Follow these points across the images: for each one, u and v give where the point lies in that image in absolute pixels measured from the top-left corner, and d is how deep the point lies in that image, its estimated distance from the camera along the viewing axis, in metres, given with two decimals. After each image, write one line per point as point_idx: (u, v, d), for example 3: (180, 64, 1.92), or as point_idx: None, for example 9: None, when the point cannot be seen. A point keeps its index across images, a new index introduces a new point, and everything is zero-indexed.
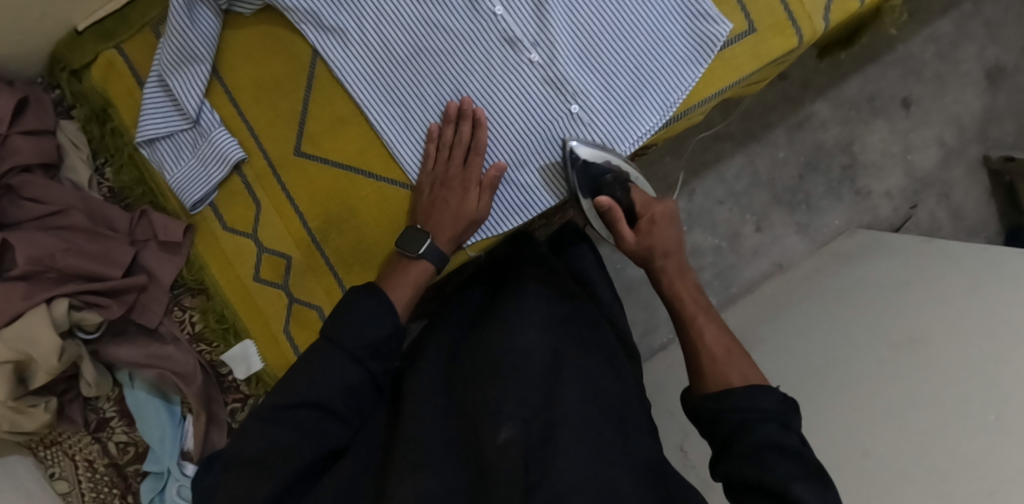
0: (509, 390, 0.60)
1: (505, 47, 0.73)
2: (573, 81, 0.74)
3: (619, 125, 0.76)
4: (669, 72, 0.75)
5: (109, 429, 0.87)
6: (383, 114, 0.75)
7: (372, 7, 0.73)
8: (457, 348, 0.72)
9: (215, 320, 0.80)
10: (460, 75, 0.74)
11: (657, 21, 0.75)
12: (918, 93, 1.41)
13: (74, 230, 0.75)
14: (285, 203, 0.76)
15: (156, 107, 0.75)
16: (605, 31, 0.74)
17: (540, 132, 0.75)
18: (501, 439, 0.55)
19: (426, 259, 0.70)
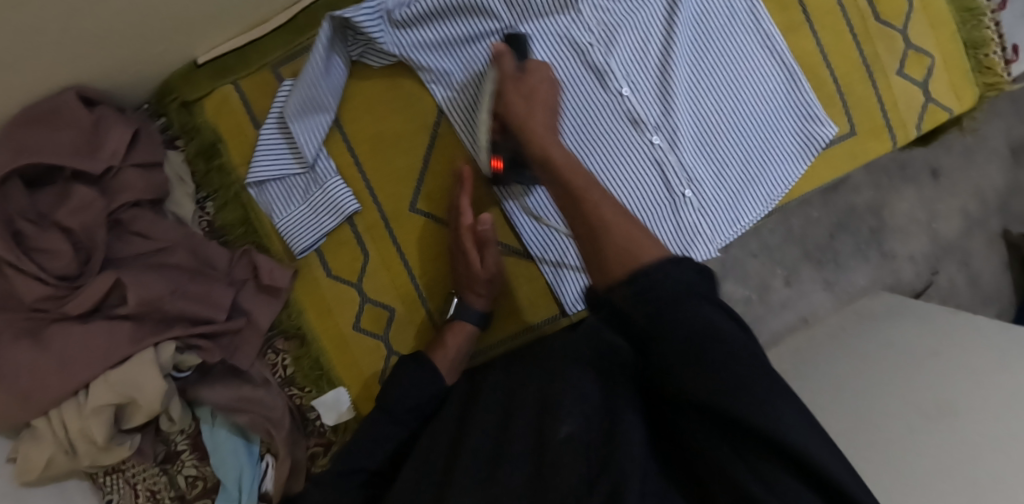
0: (553, 387, 0.57)
1: (626, 128, 0.76)
2: (688, 166, 0.77)
3: (727, 213, 0.78)
4: (775, 167, 0.79)
5: (179, 462, 0.82)
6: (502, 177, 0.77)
7: None
8: (508, 367, 0.70)
9: (309, 367, 0.80)
10: (582, 149, 0.76)
11: (771, 121, 0.79)
12: (947, 165, 1.52)
13: (178, 268, 0.74)
14: (393, 256, 0.78)
15: (271, 150, 0.76)
16: (722, 121, 0.78)
17: (648, 212, 0.77)
18: (563, 434, 0.51)
19: (461, 319, 0.75)
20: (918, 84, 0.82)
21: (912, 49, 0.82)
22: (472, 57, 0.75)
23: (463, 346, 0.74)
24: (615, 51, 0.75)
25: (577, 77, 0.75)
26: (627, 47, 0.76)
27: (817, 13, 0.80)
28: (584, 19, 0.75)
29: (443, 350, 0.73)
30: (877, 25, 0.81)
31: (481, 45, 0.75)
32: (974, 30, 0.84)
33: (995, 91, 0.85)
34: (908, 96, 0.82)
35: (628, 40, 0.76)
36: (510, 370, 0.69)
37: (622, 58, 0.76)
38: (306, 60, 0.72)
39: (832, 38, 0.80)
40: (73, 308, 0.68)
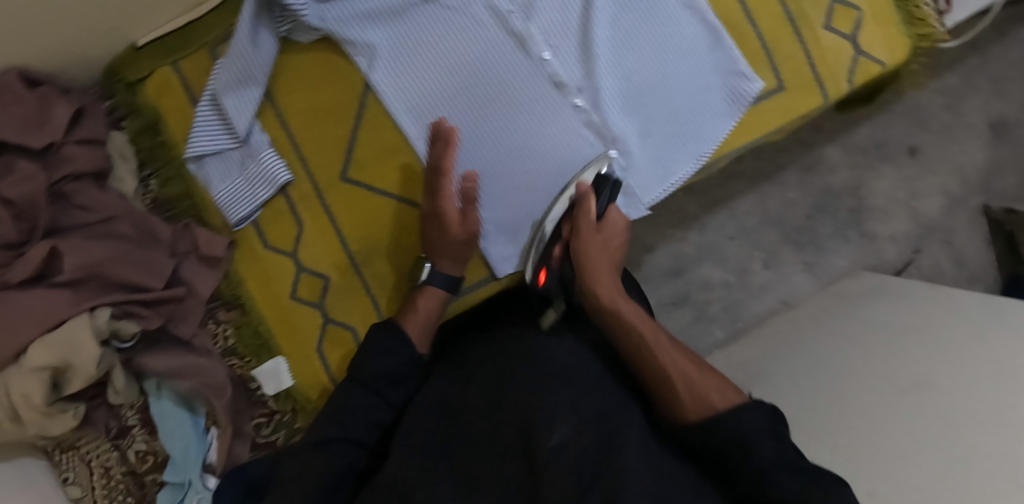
0: (547, 396, 0.61)
1: (550, 89, 0.77)
2: (613, 126, 0.77)
3: (653, 171, 0.79)
4: (704, 124, 0.79)
5: (130, 437, 0.84)
6: (430, 146, 0.78)
7: (427, 46, 0.77)
8: (485, 356, 0.72)
9: (250, 336, 0.81)
10: (506, 114, 0.77)
11: (698, 76, 0.78)
12: (924, 142, 1.48)
13: (121, 239, 0.76)
14: (327, 225, 0.80)
15: (206, 126, 0.79)
16: (648, 80, 0.77)
17: (575, 174, 0.78)
18: (554, 442, 0.56)
19: (432, 285, 0.75)
20: (848, 38, 0.82)
21: (839, 2, 0.82)
22: (397, 26, 0.77)
23: (434, 310, 0.75)
24: (535, 13, 0.77)
25: (498, 40, 0.77)
26: (548, 10, 0.77)
27: None
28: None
29: (414, 315, 0.74)
30: None
31: (405, 12, 0.77)
32: None
33: (927, 42, 0.85)
34: (838, 49, 0.82)
35: (550, 3, 0.77)
36: (488, 358, 0.71)
37: (543, 20, 0.77)
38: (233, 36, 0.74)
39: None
40: (13, 275, 0.70)
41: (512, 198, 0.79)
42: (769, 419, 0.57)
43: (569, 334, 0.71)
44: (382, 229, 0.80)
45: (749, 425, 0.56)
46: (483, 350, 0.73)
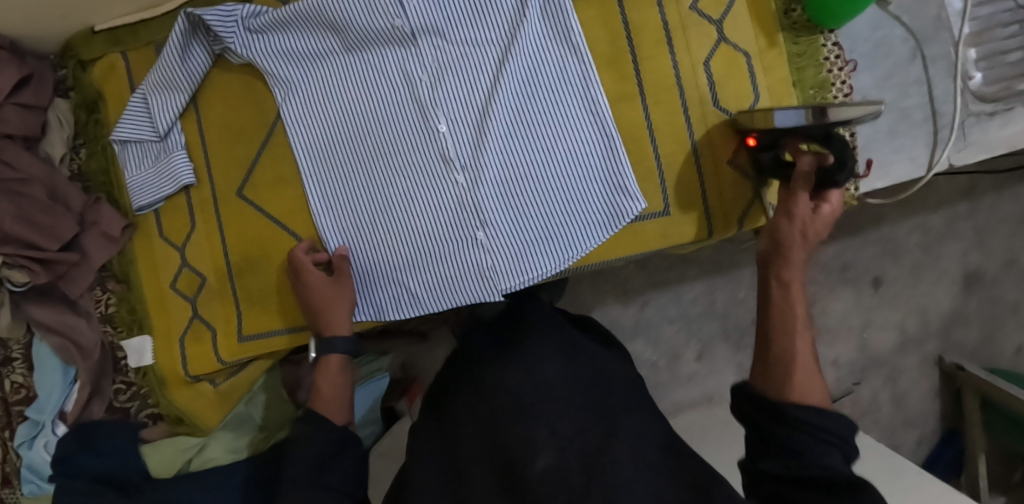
0: (528, 421, 0.65)
1: (435, 162, 0.82)
2: (485, 210, 0.82)
3: (516, 260, 0.83)
4: (576, 229, 0.83)
5: (10, 368, 0.93)
6: (318, 186, 0.84)
7: (335, 94, 0.82)
8: (469, 398, 0.72)
9: (127, 311, 0.89)
10: (392, 176, 0.82)
11: (580, 185, 0.82)
12: (890, 275, 1.46)
13: (29, 198, 0.83)
14: (216, 233, 0.86)
15: (133, 116, 0.86)
16: (530, 175, 0.81)
17: (443, 246, 0.83)
18: (540, 467, 0.60)
19: (332, 353, 0.79)
20: (748, 177, 0.83)
21: None
22: (315, 71, 0.82)
23: (338, 377, 0.78)
24: (440, 90, 0.81)
25: (400, 105, 0.81)
26: (453, 90, 0.81)
27: (653, 94, 0.83)
28: (419, 54, 0.80)
29: (320, 396, 0.76)
30: (715, 112, 0.83)
31: (324, 59, 0.82)
32: None
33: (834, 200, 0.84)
34: (737, 188, 0.83)
35: (457, 82, 0.81)
36: (472, 405, 0.71)
37: (446, 97, 0.81)
38: (167, 44, 0.82)
39: (663, 117, 0.83)
40: None
41: (395, 271, 0.84)
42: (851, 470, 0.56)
43: (561, 358, 0.73)
44: (260, 247, 0.86)
45: (828, 433, 0.58)
46: (464, 397, 0.72)
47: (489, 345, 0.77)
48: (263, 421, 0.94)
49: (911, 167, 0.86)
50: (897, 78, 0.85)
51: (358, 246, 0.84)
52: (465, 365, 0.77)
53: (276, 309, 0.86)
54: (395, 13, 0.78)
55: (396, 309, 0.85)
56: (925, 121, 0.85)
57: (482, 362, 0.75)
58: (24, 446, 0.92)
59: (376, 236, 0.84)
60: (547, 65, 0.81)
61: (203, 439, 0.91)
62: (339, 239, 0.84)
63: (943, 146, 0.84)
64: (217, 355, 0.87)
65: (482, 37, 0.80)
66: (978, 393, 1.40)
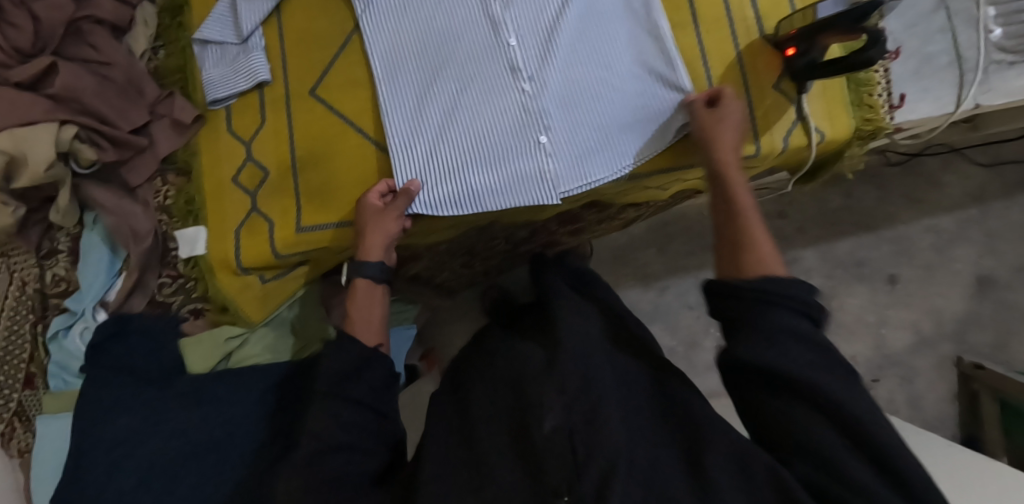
0: (544, 384, 0.69)
1: (503, 68, 0.86)
2: (548, 116, 0.86)
3: (574, 165, 0.87)
4: (631, 139, 0.87)
5: (55, 260, 0.93)
6: (388, 91, 0.87)
7: (413, 8, 0.88)
8: (482, 371, 0.79)
9: (184, 202, 0.90)
10: (461, 81, 0.87)
11: (636, 97, 0.87)
12: (905, 274, 1.49)
13: (110, 82, 0.87)
14: (283, 129, 0.89)
15: (219, 19, 0.91)
16: (591, 88, 0.87)
17: (506, 148, 0.86)
18: (549, 428, 0.64)
19: (364, 278, 0.83)
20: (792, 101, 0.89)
21: None
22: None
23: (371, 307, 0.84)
24: (512, 2, 0.86)
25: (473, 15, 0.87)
26: (525, 3, 0.87)
27: (706, 22, 0.90)
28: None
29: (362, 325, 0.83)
30: (762, 42, 0.89)
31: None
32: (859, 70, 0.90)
33: (871, 127, 0.89)
34: (781, 109, 0.88)
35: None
36: (483, 371, 0.78)
37: (517, 9, 0.87)
38: None
39: (715, 43, 0.89)
40: (14, 75, 0.82)
41: (458, 173, 0.86)
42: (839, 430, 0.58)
43: (573, 319, 0.79)
44: (327, 142, 0.89)
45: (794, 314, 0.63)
46: (475, 368, 0.80)
47: (510, 335, 0.84)
48: (299, 330, 0.95)
49: (938, 106, 0.92)
50: (921, 27, 0.93)
51: (422, 148, 0.86)
52: (485, 350, 0.83)
53: (336, 203, 0.88)
54: None
55: (450, 208, 0.86)
56: (949, 65, 0.92)
57: (506, 340, 0.83)
58: (58, 336, 0.90)
59: (439, 135, 0.86)
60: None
61: (246, 330, 0.90)
62: (405, 141, 0.86)
63: (968, 87, 0.91)
64: (272, 246, 0.87)
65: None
66: (995, 393, 1.38)
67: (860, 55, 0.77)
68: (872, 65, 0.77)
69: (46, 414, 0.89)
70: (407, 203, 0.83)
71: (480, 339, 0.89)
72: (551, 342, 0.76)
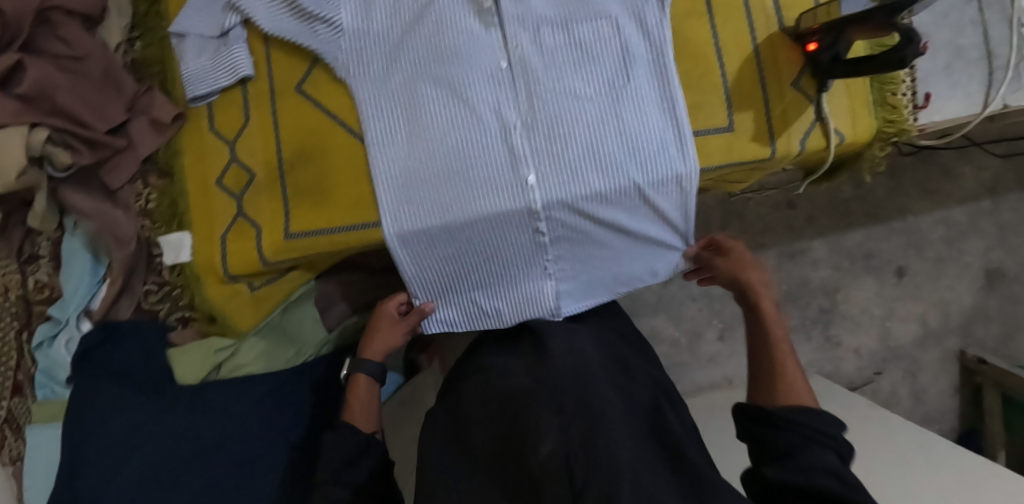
0: (542, 405, 0.68)
1: (517, 208, 0.80)
2: (559, 250, 0.85)
3: (575, 294, 0.89)
4: (632, 267, 0.89)
5: (36, 265, 0.89)
6: (391, 205, 0.81)
7: (426, 122, 0.81)
8: (480, 382, 0.78)
9: (167, 204, 0.86)
10: (474, 214, 0.80)
11: (646, 236, 0.86)
12: (914, 266, 1.45)
13: (84, 77, 0.81)
14: (269, 127, 0.84)
15: (197, 13, 0.85)
16: (606, 225, 0.84)
17: (514, 276, 0.86)
18: (543, 454, 0.64)
19: (361, 375, 0.86)
20: (812, 98, 0.83)
21: None
22: (403, 97, 0.81)
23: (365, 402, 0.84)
24: (533, 136, 0.80)
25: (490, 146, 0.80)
26: (547, 140, 0.80)
27: (722, 10, 0.83)
28: (518, 98, 0.81)
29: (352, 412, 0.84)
30: (781, 34, 0.83)
31: (418, 90, 0.81)
32: None
33: (894, 129, 0.84)
34: (799, 108, 0.83)
35: (552, 129, 0.80)
36: (480, 386, 0.77)
37: (538, 143, 0.80)
38: None
39: (730, 34, 0.83)
40: None
41: (466, 296, 0.88)
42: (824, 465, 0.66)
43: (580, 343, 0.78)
44: (314, 143, 0.83)
45: (812, 429, 0.68)
46: (473, 383, 0.79)
47: (510, 346, 0.83)
48: (297, 338, 0.89)
49: (967, 104, 0.86)
50: (953, 17, 0.86)
51: (431, 272, 0.84)
52: (477, 364, 0.82)
53: (324, 206, 0.82)
54: (502, 54, 0.81)
55: (460, 325, 0.90)
56: (981, 60, 0.86)
57: (502, 355, 0.82)
58: (43, 346, 0.87)
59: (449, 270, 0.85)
60: (645, 121, 0.80)
61: (236, 342, 0.86)
62: (413, 263, 0.83)
63: (998, 86, 0.86)
64: (259, 253, 0.83)
65: (585, 88, 0.81)
66: (998, 387, 1.39)
67: (892, 55, 0.71)
68: (903, 66, 0.71)
69: (37, 424, 0.86)
70: (421, 319, 0.87)
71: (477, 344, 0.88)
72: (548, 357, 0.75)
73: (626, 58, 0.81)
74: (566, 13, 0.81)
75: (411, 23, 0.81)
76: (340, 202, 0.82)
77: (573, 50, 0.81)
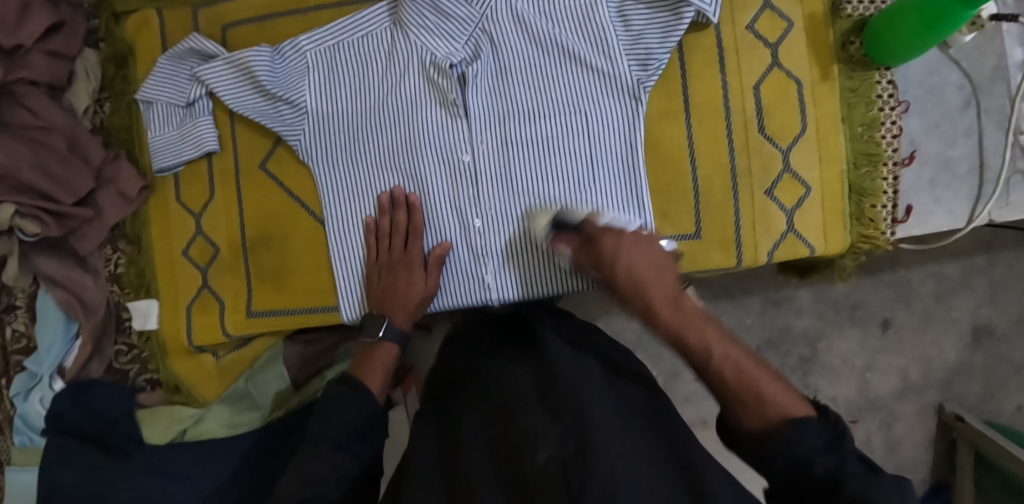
0: (535, 413, 0.57)
1: (476, 303, 0.82)
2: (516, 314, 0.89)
3: None
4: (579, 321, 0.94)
5: (13, 316, 0.92)
6: (348, 287, 0.82)
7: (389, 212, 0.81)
8: (472, 389, 0.67)
9: (135, 274, 0.87)
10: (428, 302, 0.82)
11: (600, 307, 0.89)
12: (902, 319, 1.19)
13: (48, 148, 0.82)
14: (233, 204, 0.84)
15: (163, 79, 0.84)
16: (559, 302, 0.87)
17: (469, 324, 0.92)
18: (540, 462, 0.52)
19: (388, 342, 0.76)
20: (782, 210, 0.80)
21: (788, 173, 0.80)
22: (367, 183, 0.81)
23: (389, 362, 0.74)
24: (494, 234, 0.80)
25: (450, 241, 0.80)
26: (507, 242, 0.80)
27: (699, 113, 0.80)
28: (478, 194, 0.79)
29: (370, 365, 0.73)
30: (759, 139, 0.80)
31: (381, 178, 0.81)
32: (866, 177, 0.81)
33: (868, 244, 0.82)
34: (769, 218, 0.80)
35: (512, 228, 0.80)
36: (472, 393, 0.67)
37: (498, 244, 0.80)
38: (192, 39, 0.82)
39: (707, 138, 0.80)
40: None
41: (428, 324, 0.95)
42: (827, 439, 0.52)
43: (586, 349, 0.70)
44: (277, 225, 0.83)
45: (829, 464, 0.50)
46: (468, 386, 0.68)
47: (505, 354, 0.71)
48: (266, 403, 0.89)
49: (948, 219, 0.83)
50: (946, 127, 0.82)
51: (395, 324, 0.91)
52: (472, 365, 0.72)
53: (287, 288, 0.84)
54: (468, 153, 0.79)
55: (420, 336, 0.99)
56: (969, 173, 0.82)
57: (499, 350, 0.72)
58: (20, 397, 0.91)
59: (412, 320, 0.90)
60: (607, 222, 0.80)
61: (200, 410, 0.89)
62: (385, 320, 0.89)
63: (985, 201, 0.81)
64: (223, 327, 0.85)
65: (548, 187, 0.79)
66: (971, 446, 1.12)
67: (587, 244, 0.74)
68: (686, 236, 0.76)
69: (14, 467, 0.90)
70: (408, 212, 0.79)
71: (475, 350, 0.75)
72: (543, 367, 0.64)
73: (593, 159, 0.79)
74: (537, 110, 0.79)
75: (374, 109, 0.80)
76: (306, 288, 0.83)
77: (540, 149, 0.79)
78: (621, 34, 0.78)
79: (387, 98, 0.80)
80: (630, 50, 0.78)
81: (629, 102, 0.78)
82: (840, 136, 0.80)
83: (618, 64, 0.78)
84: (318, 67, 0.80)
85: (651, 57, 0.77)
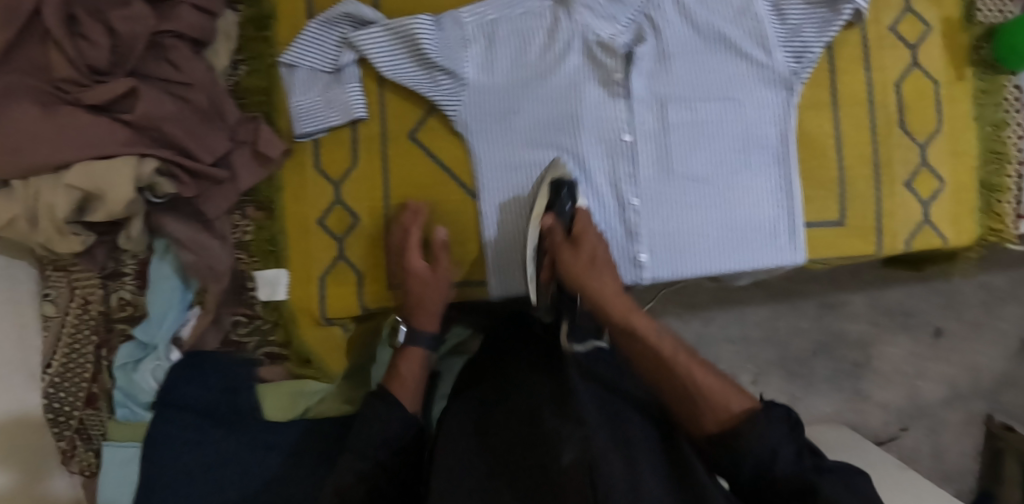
0: (557, 422, 0.58)
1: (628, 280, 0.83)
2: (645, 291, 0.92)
3: None
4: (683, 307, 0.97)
5: (120, 282, 0.88)
6: None
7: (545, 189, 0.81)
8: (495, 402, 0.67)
9: (265, 241, 0.85)
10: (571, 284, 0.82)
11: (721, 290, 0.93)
12: (951, 328, 1.14)
13: (191, 106, 0.78)
14: (378, 173, 0.82)
15: (312, 42, 0.81)
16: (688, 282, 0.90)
17: None
18: (564, 462, 0.53)
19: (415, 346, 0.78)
20: (920, 201, 0.84)
21: (926, 166, 0.84)
22: (523, 156, 0.81)
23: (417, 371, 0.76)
24: (648, 213, 0.81)
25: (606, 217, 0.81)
26: (662, 220, 0.81)
27: (846, 105, 0.83)
28: (637, 173, 0.80)
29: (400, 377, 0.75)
30: (900, 133, 0.83)
31: (537, 153, 0.81)
32: (994, 174, 0.85)
33: (996, 237, 0.86)
34: (908, 208, 0.84)
35: (666, 209, 0.81)
36: (493, 403, 0.68)
37: (653, 221, 0.81)
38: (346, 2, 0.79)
39: (852, 129, 0.83)
40: (88, 98, 0.74)
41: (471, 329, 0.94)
42: (788, 431, 0.60)
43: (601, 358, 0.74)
44: (424, 195, 0.82)
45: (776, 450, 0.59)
46: (487, 394, 0.69)
47: (524, 365, 0.72)
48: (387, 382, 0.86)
49: None
50: None
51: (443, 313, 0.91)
52: (497, 374, 0.73)
53: (431, 260, 0.83)
54: (629, 133, 0.80)
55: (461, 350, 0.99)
56: None
57: (519, 360, 0.73)
58: (126, 368, 0.86)
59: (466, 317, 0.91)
60: (759, 208, 0.82)
61: (326, 386, 0.86)
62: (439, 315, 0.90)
63: None
64: (361, 299, 0.83)
65: (703, 169, 0.81)
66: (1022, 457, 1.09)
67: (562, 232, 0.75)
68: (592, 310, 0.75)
69: (113, 442, 0.85)
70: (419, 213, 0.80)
71: (502, 362, 0.75)
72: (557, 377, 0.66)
73: (747, 144, 0.81)
74: (696, 94, 0.80)
75: (534, 83, 0.80)
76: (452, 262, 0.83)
77: (697, 132, 0.80)
78: (778, 27, 0.80)
79: (548, 73, 0.80)
80: (787, 42, 0.80)
81: (783, 91, 0.81)
82: (972, 133, 0.85)
83: (775, 55, 0.80)
84: (477, 40, 0.80)
85: (806, 50, 0.80)
